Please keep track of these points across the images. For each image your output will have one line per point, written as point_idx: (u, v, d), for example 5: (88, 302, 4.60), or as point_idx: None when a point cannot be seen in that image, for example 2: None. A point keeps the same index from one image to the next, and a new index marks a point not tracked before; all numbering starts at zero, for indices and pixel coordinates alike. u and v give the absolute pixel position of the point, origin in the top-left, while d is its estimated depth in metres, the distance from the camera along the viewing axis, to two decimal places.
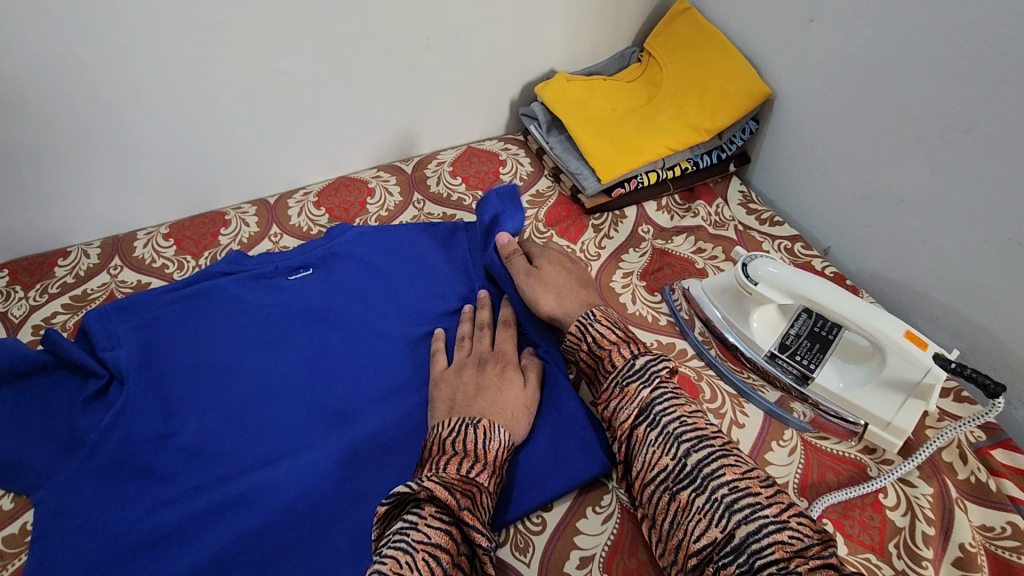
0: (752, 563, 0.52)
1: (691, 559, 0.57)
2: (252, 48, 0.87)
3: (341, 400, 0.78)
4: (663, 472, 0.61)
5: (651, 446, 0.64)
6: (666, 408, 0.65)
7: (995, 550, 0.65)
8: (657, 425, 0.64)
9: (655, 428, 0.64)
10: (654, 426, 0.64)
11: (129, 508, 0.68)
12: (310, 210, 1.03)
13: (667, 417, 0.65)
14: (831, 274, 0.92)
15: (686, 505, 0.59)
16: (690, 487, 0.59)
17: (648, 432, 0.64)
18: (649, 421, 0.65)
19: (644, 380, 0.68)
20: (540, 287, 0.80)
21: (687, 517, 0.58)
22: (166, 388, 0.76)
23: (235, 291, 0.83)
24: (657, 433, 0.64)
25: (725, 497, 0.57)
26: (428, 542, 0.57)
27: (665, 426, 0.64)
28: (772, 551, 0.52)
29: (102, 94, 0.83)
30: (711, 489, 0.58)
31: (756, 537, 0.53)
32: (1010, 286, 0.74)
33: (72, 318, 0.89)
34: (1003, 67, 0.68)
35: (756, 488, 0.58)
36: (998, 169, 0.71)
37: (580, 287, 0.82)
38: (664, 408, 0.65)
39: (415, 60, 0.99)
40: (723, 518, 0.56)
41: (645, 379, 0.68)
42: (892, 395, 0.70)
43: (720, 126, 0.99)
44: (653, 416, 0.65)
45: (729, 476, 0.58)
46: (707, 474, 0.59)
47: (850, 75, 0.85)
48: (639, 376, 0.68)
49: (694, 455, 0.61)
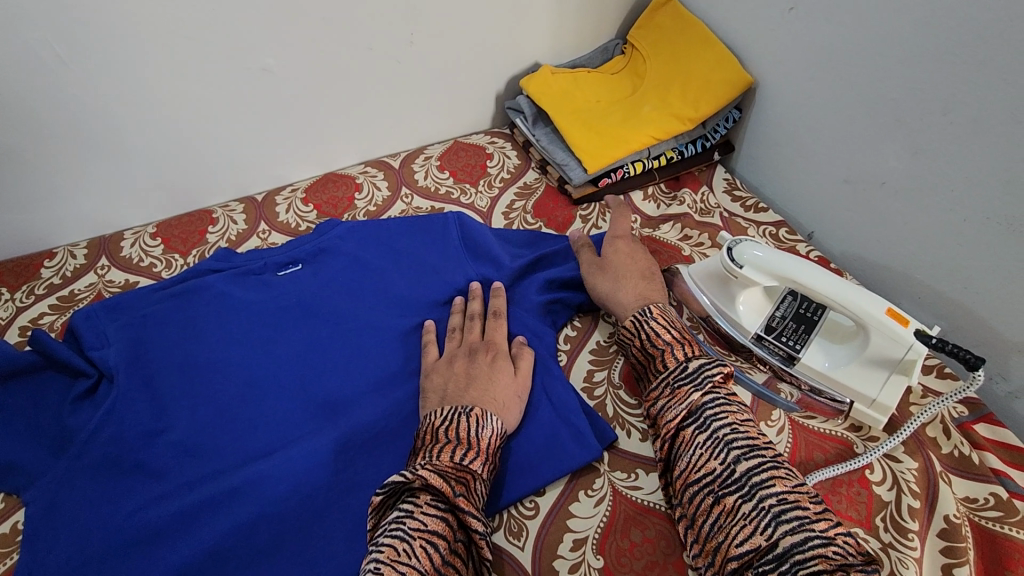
0: (796, 573, 0.53)
1: (730, 562, 0.57)
2: (237, 45, 0.87)
3: (333, 393, 0.78)
4: (709, 476, 0.62)
5: (698, 448, 0.64)
6: (718, 415, 0.66)
7: (979, 521, 0.67)
8: (707, 429, 0.65)
9: (705, 432, 0.65)
10: (703, 429, 0.65)
11: (120, 505, 0.68)
12: (298, 206, 1.03)
13: (718, 423, 0.65)
14: (815, 257, 0.94)
15: (731, 509, 0.59)
16: (736, 492, 0.60)
17: (696, 434, 0.65)
18: (699, 425, 0.66)
19: (695, 383, 0.69)
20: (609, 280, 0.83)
21: (729, 521, 0.59)
22: (157, 385, 0.75)
23: (224, 287, 0.83)
24: (706, 437, 0.64)
25: (774, 507, 0.57)
26: (425, 530, 0.57)
27: (715, 432, 0.64)
28: (816, 563, 0.53)
29: (86, 91, 0.83)
30: (759, 497, 0.58)
31: (801, 549, 0.54)
32: (989, 264, 0.75)
33: (60, 318, 0.88)
34: (976, 50, 0.69)
35: (805, 501, 0.58)
36: (975, 149, 0.73)
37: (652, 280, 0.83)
38: (715, 414, 0.66)
39: (401, 54, 0.99)
40: (769, 526, 0.56)
41: (697, 383, 0.69)
42: (876, 372, 0.71)
43: (705, 115, 1.00)
44: (703, 420, 0.66)
45: (779, 487, 0.59)
46: (757, 483, 0.59)
47: (830, 61, 0.86)
48: (690, 379, 0.69)
49: (743, 463, 0.61)
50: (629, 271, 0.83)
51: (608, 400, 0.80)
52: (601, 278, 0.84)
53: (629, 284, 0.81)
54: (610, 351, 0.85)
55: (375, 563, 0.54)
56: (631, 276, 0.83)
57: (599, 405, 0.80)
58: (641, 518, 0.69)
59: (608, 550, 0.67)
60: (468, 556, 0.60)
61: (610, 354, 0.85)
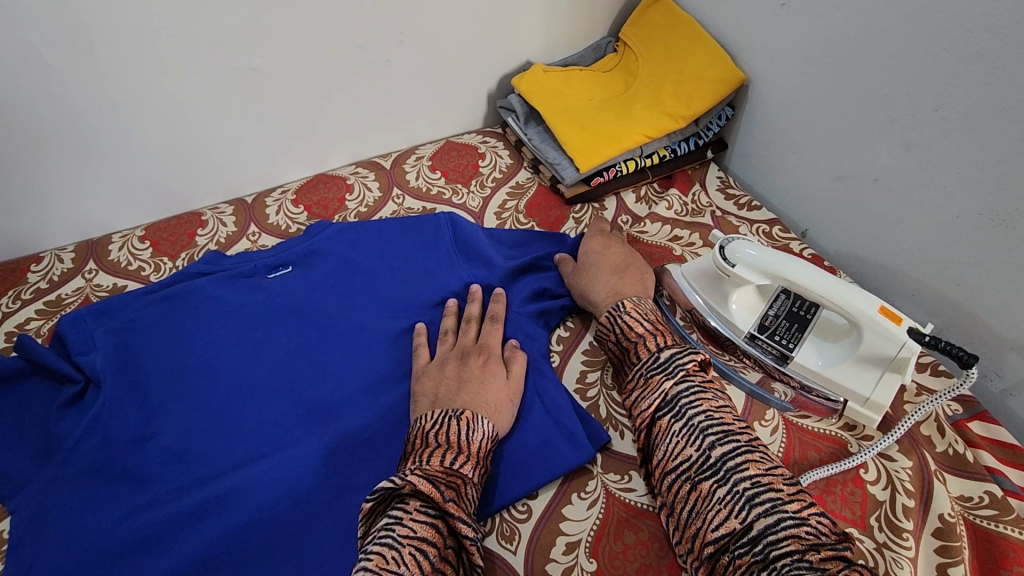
0: (768, 553, 0.53)
1: (708, 547, 0.57)
2: (225, 44, 0.86)
3: (323, 396, 0.77)
4: (686, 463, 0.62)
5: (675, 436, 0.64)
6: (692, 402, 0.66)
7: (974, 519, 0.66)
8: (682, 417, 0.65)
9: (681, 420, 0.65)
10: (678, 417, 0.65)
11: (108, 513, 0.67)
12: (288, 208, 1.02)
13: (693, 409, 0.65)
14: (808, 255, 0.93)
15: (707, 494, 0.59)
16: (712, 478, 0.60)
17: (672, 423, 0.65)
18: (674, 412, 0.66)
19: (666, 372, 0.69)
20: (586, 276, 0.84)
21: (706, 507, 0.59)
22: (145, 391, 0.75)
23: (214, 291, 0.82)
24: (681, 425, 0.64)
25: (747, 491, 0.57)
26: (414, 537, 0.56)
27: (690, 418, 0.64)
28: (787, 544, 0.53)
29: (71, 92, 0.82)
30: (734, 481, 0.58)
31: (774, 530, 0.54)
32: (983, 260, 0.75)
33: (47, 324, 0.87)
34: (968, 45, 0.69)
35: (779, 483, 0.58)
36: (968, 145, 0.72)
37: (630, 273, 0.83)
38: (689, 401, 0.66)
39: (390, 53, 0.98)
40: (743, 510, 0.56)
41: (668, 371, 0.69)
42: (870, 371, 0.71)
43: (697, 113, 0.99)
44: (678, 408, 0.66)
45: (752, 471, 0.59)
46: (731, 467, 0.59)
47: (822, 58, 0.86)
48: (661, 368, 0.69)
49: (718, 448, 0.61)
50: (605, 266, 0.84)
51: (601, 401, 0.79)
52: (583, 278, 0.84)
53: (603, 279, 0.82)
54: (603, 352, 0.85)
55: (363, 570, 0.53)
56: (607, 270, 0.83)
57: (592, 407, 0.79)
58: (634, 521, 0.69)
59: (601, 554, 0.66)
60: (459, 563, 0.59)
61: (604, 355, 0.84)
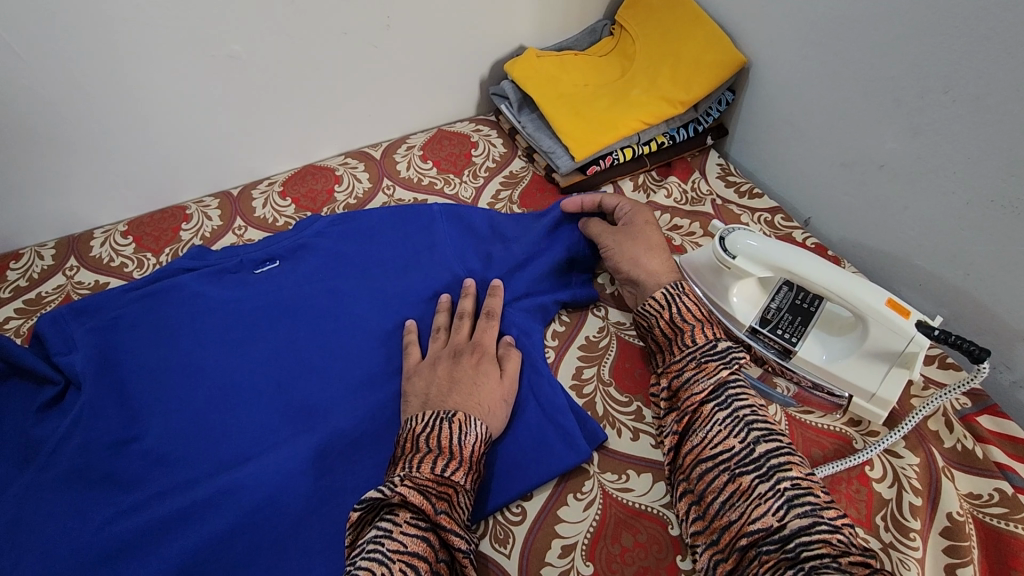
0: (799, 553, 0.52)
1: (740, 540, 0.56)
2: (199, 30, 0.82)
3: (311, 397, 0.75)
4: (726, 453, 0.60)
5: (717, 425, 0.63)
6: (739, 395, 0.64)
7: (983, 518, 0.64)
8: (728, 407, 0.63)
9: (726, 410, 0.63)
10: (724, 406, 0.64)
11: (87, 520, 0.65)
12: (275, 201, 0.99)
13: (738, 402, 0.64)
14: (812, 245, 0.90)
15: (746, 489, 0.57)
16: (753, 472, 0.58)
17: (717, 411, 0.64)
18: (720, 402, 0.64)
19: (724, 361, 0.67)
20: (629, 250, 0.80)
21: (744, 500, 0.57)
22: (127, 392, 0.72)
23: (197, 287, 0.79)
24: (726, 415, 0.63)
25: (788, 491, 0.56)
26: (404, 551, 0.54)
27: (736, 410, 0.63)
28: (819, 546, 0.51)
29: (41, 81, 0.78)
30: (776, 478, 0.57)
31: (808, 531, 0.53)
32: (993, 249, 0.72)
33: (27, 323, 0.85)
34: (981, 23, 0.65)
35: (817, 489, 0.57)
36: (979, 128, 0.69)
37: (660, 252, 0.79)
38: (737, 393, 0.64)
39: (376, 39, 0.94)
40: (781, 508, 0.55)
41: (725, 360, 0.67)
42: (875, 366, 0.69)
43: (696, 97, 0.96)
44: (724, 397, 0.64)
45: (795, 472, 0.57)
46: (775, 464, 0.58)
47: (826, 39, 0.82)
48: (719, 357, 0.68)
49: (763, 444, 0.60)
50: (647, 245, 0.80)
51: (597, 398, 0.77)
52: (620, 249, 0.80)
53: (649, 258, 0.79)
54: (599, 346, 0.82)
55: None
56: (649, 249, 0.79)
57: (589, 404, 0.77)
58: (632, 522, 0.67)
59: (598, 557, 0.64)
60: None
61: (600, 350, 0.82)
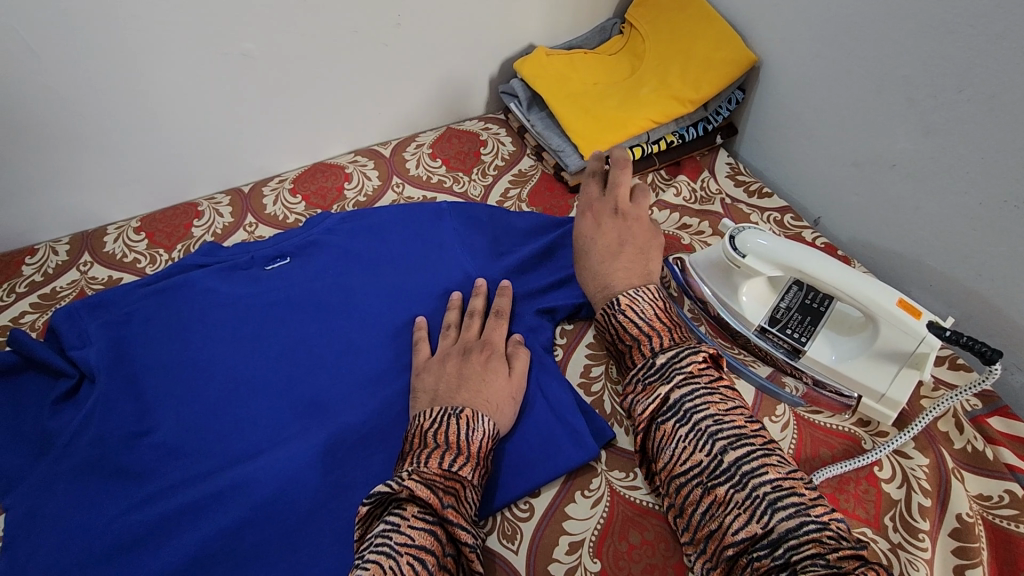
0: (789, 558, 0.51)
1: (727, 550, 0.55)
2: (212, 28, 0.83)
3: (321, 393, 0.75)
4: (696, 467, 0.58)
5: (681, 441, 0.60)
6: (697, 405, 0.61)
7: (992, 519, 0.64)
8: (687, 421, 0.61)
9: (686, 424, 0.60)
10: (682, 421, 0.61)
11: (101, 511, 0.66)
12: (285, 198, 1.00)
13: (699, 413, 0.61)
14: (821, 245, 0.90)
15: (723, 500, 0.56)
16: (727, 483, 0.56)
17: (677, 426, 0.61)
18: (678, 416, 0.61)
19: (664, 378, 0.64)
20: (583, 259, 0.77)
21: (722, 511, 0.56)
22: (140, 386, 0.73)
23: (209, 283, 0.80)
24: (687, 429, 0.60)
25: (768, 495, 0.54)
26: (412, 544, 0.55)
27: (696, 423, 0.60)
28: (810, 548, 0.50)
29: (57, 78, 0.80)
30: (752, 486, 0.55)
31: (796, 533, 0.51)
32: (1006, 250, 0.72)
33: (42, 317, 0.86)
34: (998, 21, 0.65)
35: (800, 487, 0.55)
36: (994, 128, 0.69)
37: (614, 261, 0.75)
38: (694, 404, 0.61)
39: (388, 37, 0.95)
40: (764, 514, 0.53)
41: (666, 377, 0.64)
42: (886, 366, 0.68)
43: (706, 97, 0.96)
44: (682, 411, 0.61)
45: (772, 475, 0.55)
46: (747, 472, 0.56)
47: (838, 38, 0.82)
48: (659, 373, 0.64)
49: (731, 453, 0.57)
50: (601, 253, 0.76)
51: (605, 396, 0.78)
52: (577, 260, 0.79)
53: (600, 268, 0.76)
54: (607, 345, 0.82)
55: None
56: (600, 257, 0.76)
57: (597, 402, 0.77)
58: (640, 519, 0.67)
59: (605, 553, 0.65)
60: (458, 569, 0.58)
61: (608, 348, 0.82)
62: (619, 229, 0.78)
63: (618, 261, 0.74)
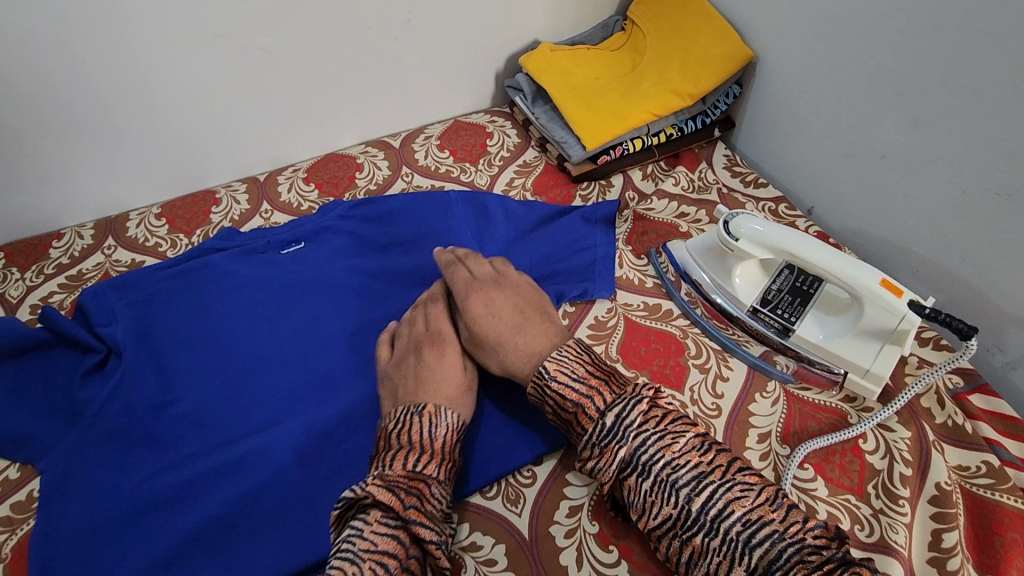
0: None
1: None
2: (233, 23, 0.87)
3: (334, 368, 0.79)
4: (669, 521, 0.57)
5: (647, 496, 0.58)
6: (653, 455, 0.58)
7: (970, 488, 0.68)
8: (648, 474, 0.58)
9: (648, 479, 0.58)
10: (643, 475, 0.58)
11: (129, 475, 0.70)
12: (299, 186, 1.04)
13: (655, 461, 0.58)
14: (814, 233, 0.94)
15: (702, 549, 0.55)
16: (701, 532, 0.55)
17: (640, 481, 0.58)
18: (638, 471, 0.58)
19: (619, 439, 0.59)
20: (493, 341, 0.71)
21: (704, 559, 0.55)
22: (164, 360, 0.77)
23: (226, 265, 0.84)
24: (649, 483, 0.58)
25: (739, 534, 0.54)
26: (375, 550, 0.55)
27: (657, 474, 0.58)
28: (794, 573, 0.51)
29: (87, 70, 0.84)
30: (724, 529, 0.54)
31: (776, 564, 0.52)
32: (988, 235, 0.75)
33: (69, 297, 0.90)
34: (979, 19, 0.68)
35: (767, 514, 0.54)
36: (977, 119, 0.72)
37: (526, 331, 0.71)
38: (649, 455, 0.58)
39: (398, 33, 0.99)
40: (743, 556, 0.53)
41: (619, 438, 0.59)
42: (870, 343, 0.72)
43: (704, 91, 1.00)
44: (640, 465, 0.58)
45: (739, 512, 0.54)
46: (716, 516, 0.55)
47: (831, 34, 0.86)
48: (613, 436, 0.60)
49: (697, 499, 0.56)
50: (514, 330, 0.71)
51: None
52: (488, 349, 0.71)
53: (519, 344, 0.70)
54: (608, 326, 0.82)
55: None
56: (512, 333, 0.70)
57: None
58: None
59: (603, 516, 0.68)
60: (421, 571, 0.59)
61: (609, 329, 0.82)
62: (512, 300, 0.74)
63: (528, 332, 0.70)
